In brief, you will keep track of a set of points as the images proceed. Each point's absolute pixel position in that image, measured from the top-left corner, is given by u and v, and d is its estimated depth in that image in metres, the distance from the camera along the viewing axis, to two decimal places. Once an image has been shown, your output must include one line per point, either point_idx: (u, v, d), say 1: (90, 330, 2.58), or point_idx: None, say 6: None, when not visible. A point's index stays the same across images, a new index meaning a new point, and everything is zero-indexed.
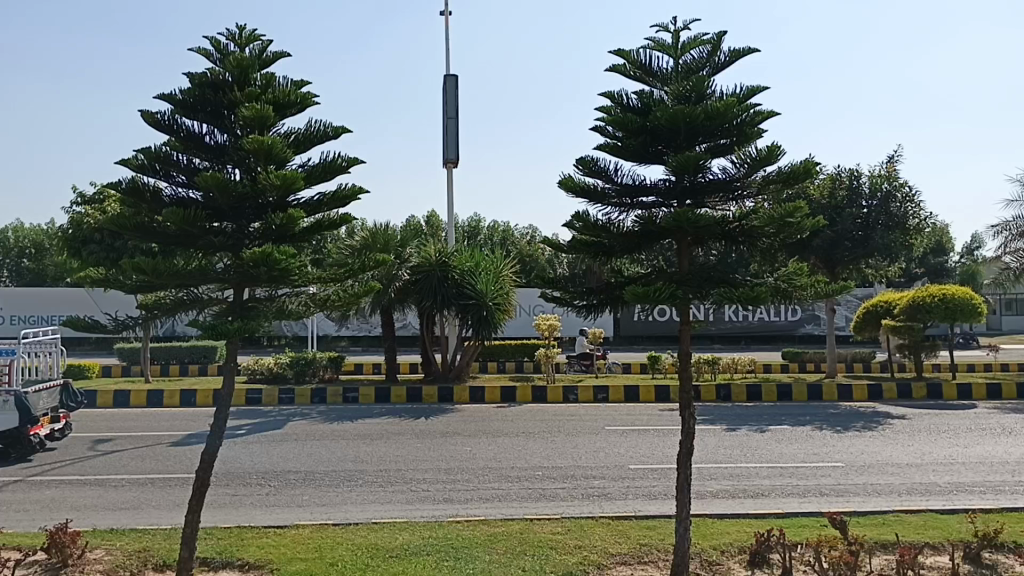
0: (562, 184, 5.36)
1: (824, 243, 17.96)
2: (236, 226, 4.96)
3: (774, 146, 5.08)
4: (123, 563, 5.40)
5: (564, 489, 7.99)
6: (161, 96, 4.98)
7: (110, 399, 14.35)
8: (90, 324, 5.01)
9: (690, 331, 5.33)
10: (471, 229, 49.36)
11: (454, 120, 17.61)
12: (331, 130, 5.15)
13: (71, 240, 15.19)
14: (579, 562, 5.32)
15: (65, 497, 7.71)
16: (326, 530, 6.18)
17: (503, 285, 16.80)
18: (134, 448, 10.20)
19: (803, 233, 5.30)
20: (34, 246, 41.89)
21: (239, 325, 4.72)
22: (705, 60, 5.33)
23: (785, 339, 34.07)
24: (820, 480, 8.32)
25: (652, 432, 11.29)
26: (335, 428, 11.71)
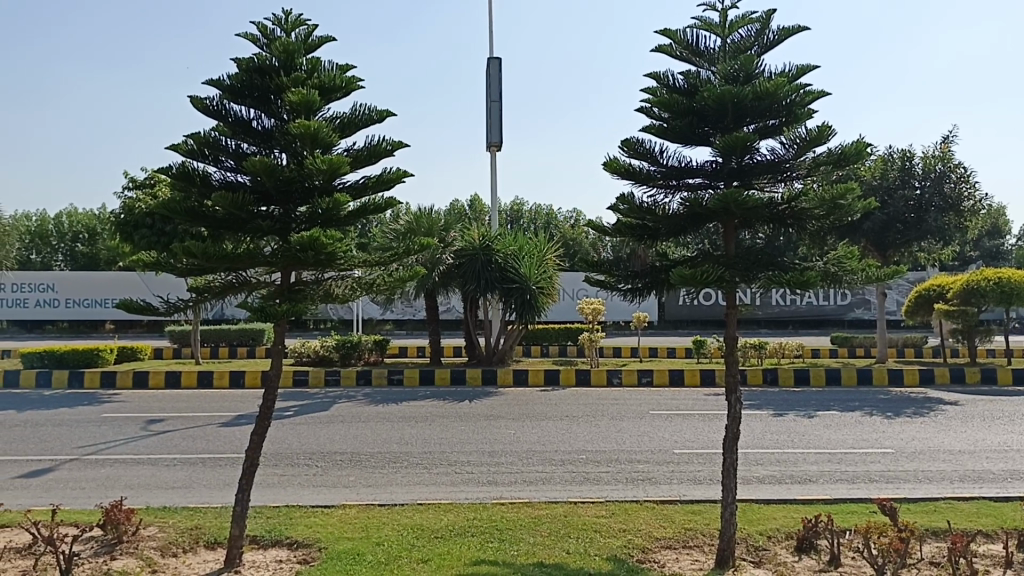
0: (607, 166, 5.33)
1: (875, 227, 17.68)
2: (283, 211, 5.03)
3: (825, 126, 4.99)
4: (175, 541, 5.53)
5: (609, 472, 7.98)
6: (209, 81, 5.04)
7: (161, 380, 14.68)
8: (143, 306, 5.10)
9: (736, 315, 5.26)
10: (514, 212, 49.38)
11: (497, 103, 17.59)
12: (376, 114, 5.17)
13: (124, 225, 15.52)
14: (624, 546, 5.31)
15: (119, 476, 7.91)
16: (372, 510, 6.25)
17: (547, 268, 16.78)
18: (186, 428, 10.43)
19: (854, 216, 5.20)
20: (87, 231, 42.90)
21: (288, 308, 4.79)
22: (754, 39, 5.24)
23: (833, 324, 33.60)
24: (869, 466, 8.21)
25: (696, 416, 11.23)
26: (380, 410, 11.83)
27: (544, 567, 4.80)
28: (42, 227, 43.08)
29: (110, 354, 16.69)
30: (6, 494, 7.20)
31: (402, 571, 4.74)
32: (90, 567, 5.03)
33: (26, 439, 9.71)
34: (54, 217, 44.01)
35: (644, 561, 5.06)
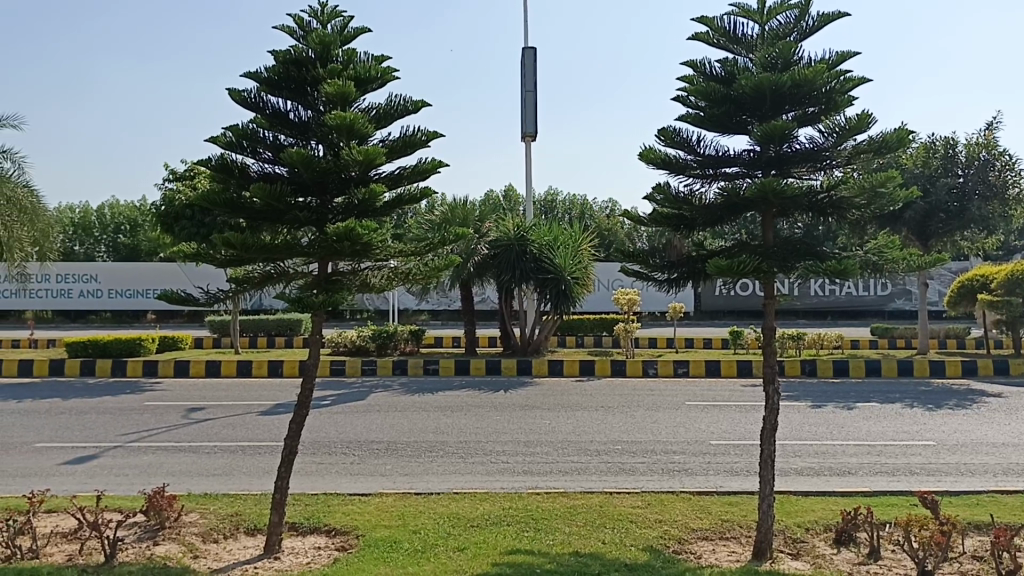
0: (643, 157, 5.30)
1: (917, 216, 17.29)
2: (321, 202, 5.07)
3: (865, 113, 4.91)
4: (216, 527, 5.62)
5: (644, 463, 7.96)
6: (247, 74, 5.08)
7: (202, 369, 14.92)
8: (183, 297, 5.17)
9: (774, 305, 5.20)
10: (549, 202, 49.29)
11: (532, 93, 17.54)
12: (411, 105, 5.19)
13: (164, 216, 15.73)
14: (660, 537, 5.30)
15: (161, 463, 8.06)
16: (408, 499, 6.29)
17: (582, 259, 16.73)
18: (226, 416, 10.58)
19: (896, 205, 5.11)
20: (129, 223, 43.67)
21: (325, 298, 4.83)
22: (793, 25, 5.16)
23: (874, 315, 33.14)
24: (909, 459, 8.09)
25: (733, 408, 11.15)
26: (416, 400, 11.90)
27: (580, 557, 4.81)
28: (85, 219, 43.81)
29: (152, 344, 16.99)
30: (53, 480, 7.37)
31: (438, 559, 4.78)
32: (134, 552, 5.14)
33: (72, 426, 9.92)
34: (97, 209, 44.77)
35: (681, 552, 5.04)
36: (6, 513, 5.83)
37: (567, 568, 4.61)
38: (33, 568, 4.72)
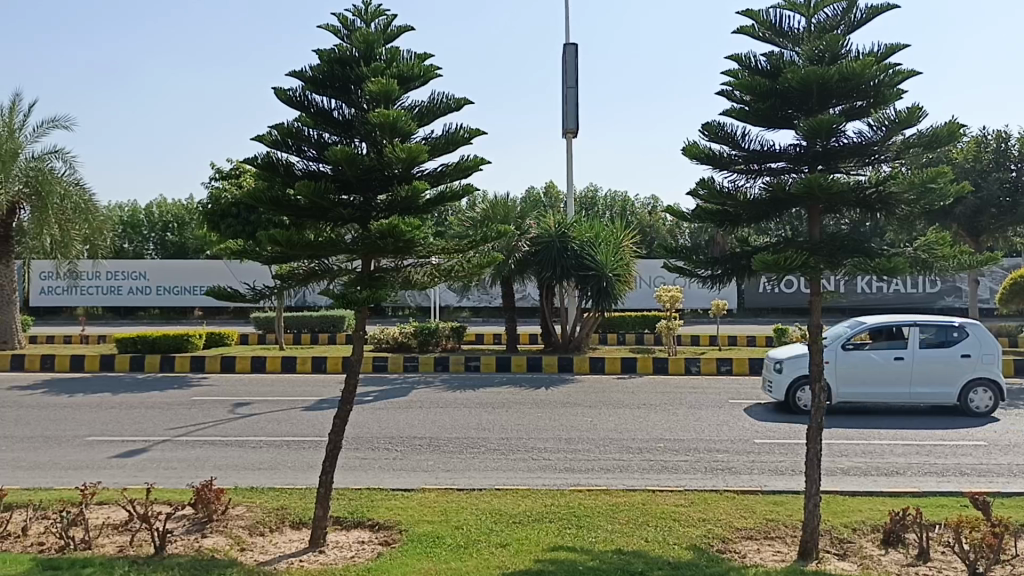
0: (686, 152, 5.25)
1: (967, 211, 16.90)
2: (364, 199, 5.11)
3: (914, 107, 4.81)
4: (262, 520, 5.70)
5: (687, 461, 7.90)
6: (293, 73, 5.14)
7: (247, 364, 15.13)
8: (231, 293, 5.23)
9: (820, 302, 5.13)
10: (590, 199, 49.13)
11: (573, 90, 17.49)
12: (454, 102, 5.21)
13: (211, 215, 15.96)
14: (704, 535, 5.26)
15: (208, 457, 8.17)
16: (450, 495, 6.32)
17: (624, 256, 16.64)
18: (271, 412, 10.71)
19: (947, 200, 5.01)
20: (177, 221, 44.42)
21: (368, 294, 4.87)
22: (840, 18, 5.07)
23: (922, 313, 32.54)
24: (960, 459, 7.92)
25: (778, 406, 11.04)
26: (457, 396, 11.94)
27: (623, 555, 4.79)
28: (134, 216, 44.51)
29: (199, 340, 17.24)
30: (103, 473, 7.53)
31: (482, 555, 4.79)
32: (183, 544, 5.23)
33: (121, 420, 10.11)
34: (144, 206, 45.45)
35: (725, 551, 5.00)
36: (59, 505, 5.96)
37: (611, 565, 4.59)
38: (85, 559, 4.82)
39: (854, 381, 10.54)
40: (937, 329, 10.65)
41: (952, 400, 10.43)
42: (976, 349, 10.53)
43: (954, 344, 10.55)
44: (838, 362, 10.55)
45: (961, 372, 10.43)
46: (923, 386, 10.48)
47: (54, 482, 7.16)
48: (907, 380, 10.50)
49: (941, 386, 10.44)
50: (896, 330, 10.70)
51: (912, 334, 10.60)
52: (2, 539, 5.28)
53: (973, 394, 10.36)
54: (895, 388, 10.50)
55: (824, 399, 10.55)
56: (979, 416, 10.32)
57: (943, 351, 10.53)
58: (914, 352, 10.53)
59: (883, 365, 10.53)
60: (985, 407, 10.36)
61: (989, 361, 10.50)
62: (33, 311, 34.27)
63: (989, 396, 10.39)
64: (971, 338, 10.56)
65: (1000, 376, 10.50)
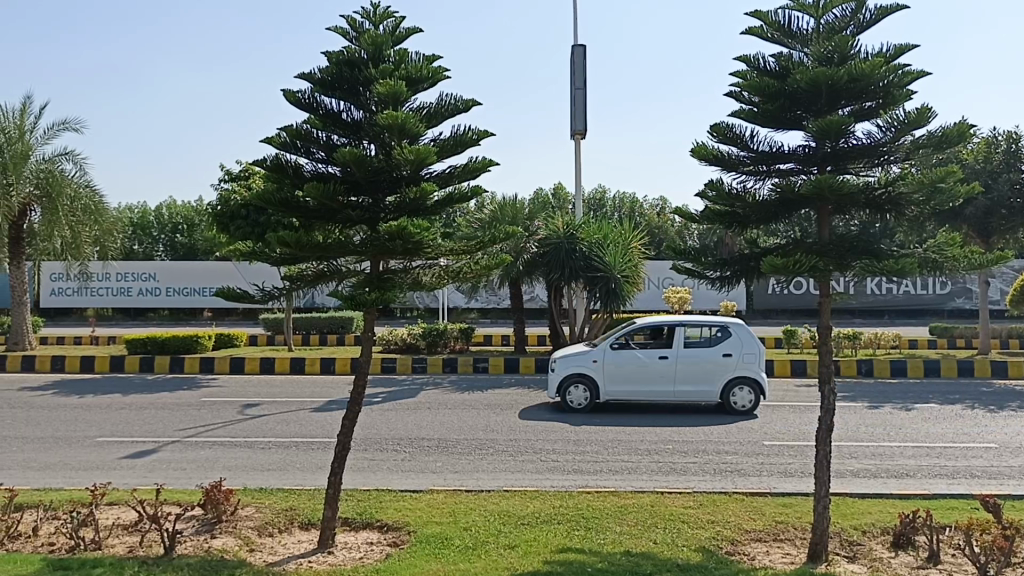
0: (694, 153, 5.25)
1: (977, 212, 16.81)
2: (372, 201, 5.12)
3: (924, 107, 4.79)
4: (272, 521, 5.72)
5: (696, 463, 7.89)
6: (302, 75, 5.15)
7: (256, 365, 15.17)
8: (239, 294, 5.24)
9: (830, 304, 5.11)
10: (598, 201, 49.09)
11: (581, 91, 17.48)
12: (462, 104, 5.22)
13: (220, 216, 16.01)
14: (713, 537, 5.25)
15: (217, 458, 8.20)
16: (459, 496, 6.32)
17: (632, 257, 16.62)
18: (279, 413, 10.73)
19: (956, 201, 4.98)
20: (186, 222, 44.61)
21: (376, 295, 4.88)
22: (850, 18, 5.06)
23: (932, 314, 32.39)
24: (971, 462, 7.89)
25: (787, 407, 11.01)
26: (466, 398, 11.95)
27: (632, 556, 4.79)
28: (144, 218, 44.67)
29: (208, 341, 17.31)
30: (114, 474, 7.56)
31: (490, 556, 4.79)
32: (192, 545, 5.24)
33: (131, 421, 10.16)
34: (154, 208, 45.62)
35: (734, 553, 4.99)
36: (69, 505, 5.99)
37: (620, 567, 4.59)
38: (95, 559, 4.85)
39: (621, 379, 10.85)
40: (700, 329, 10.98)
41: (714, 396, 10.77)
42: (738, 349, 10.88)
43: (717, 343, 10.89)
44: (605, 361, 10.88)
45: (722, 371, 10.78)
46: (686, 384, 10.82)
47: (64, 482, 7.21)
48: (670, 378, 10.83)
49: (702, 383, 10.79)
50: (662, 330, 11.05)
51: (675, 333, 10.95)
52: (13, 538, 5.30)
53: (735, 392, 10.69)
54: (657, 386, 10.82)
55: (594, 397, 10.83)
56: (741, 414, 10.62)
57: (705, 350, 10.86)
58: (678, 352, 10.87)
59: (649, 364, 10.85)
60: (746, 405, 10.70)
61: (749, 360, 10.83)
62: (43, 312, 34.46)
63: (750, 395, 10.72)
64: (733, 339, 10.90)
65: (761, 373, 10.81)
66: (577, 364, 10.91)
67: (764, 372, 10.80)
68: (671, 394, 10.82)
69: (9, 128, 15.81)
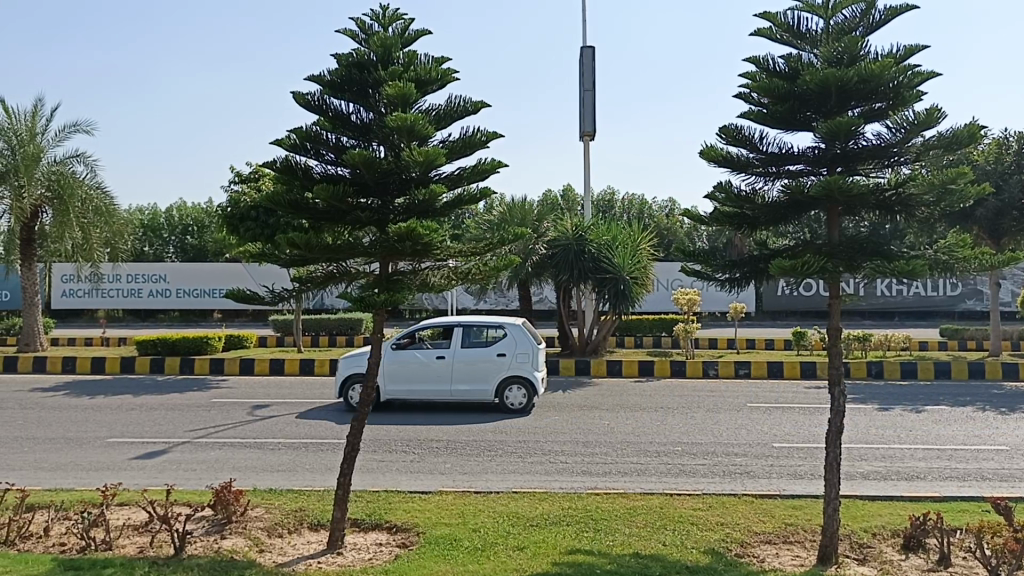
0: (703, 155, 5.24)
1: (988, 214, 16.73)
2: (382, 202, 5.13)
3: (933, 108, 4.78)
4: (281, 521, 5.74)
5: (705, 465, 7.87)
6: (311, 77, 5.17)
7: (266, 366, 15.22)
8: (249, 295, 5.26)
9: (839, 305, 5.10)
10: (607, 202, 49.05)
11: (590, 92, 17.48)
12: (471, 105, 5.23)
13: (230, 218, 16.06)
14: (722, 539, 5.24)
15: (226, 459, 8.23)
16: (468, 497, 6.33)
17: (641, 259, 16.60)
18: (289, 414, 10.77)
19: (966, 202, 4.96)
20: (197, 224, 44.77)
21: (386, 296, 4.89)
22: (859, 19, 5.05)
23: (943, 316, 32.22)
24: (982, 464, 7.85)
25: (797, 409, 10.98)
26: (475, 399, 11.96)
27: (641, 558, 4.78)
28: (155, 220, 44.84)
29: (218, 343, 17.36)
30: (125, 474, 7.60)
31: (499, 557, 4.80)
32: (202, 545, 5.27)
33: (142, 422, 10.20)
34: (165, 210, 45.83)
35: (743, 555, 4.98)
36: (81, 506, 6.03)
37: (628, 569, 4.58)
38: (106, 559, 4.87)
39: (400, 377, 11.00)
40: (481, 329, 11.15)
41: (490, 395, 10.91)
42: (514, 348, 11.00)
43: (493, 343, 11.03)
44: (383, 360, 11.05)
45: (496, 370, 10.91)
46: (463, 384, 10.98)
47: (75, 482, 7.25)
48: (448, 377, 10.99)
49: (478, 382, 10.93)
50: (446, 330, 11.21)
51: (451, 334, 11.13)
52: (25, 538, 5.34)
53: (507, 391, 10.82)
54: (437, 385, 10.98)
55: (376, 397, 11.00)
56: (513, 412, 10.81)
57: (482, 350, 11.01)
58: (456, 351, 11.04)
59: (427, 363, 11.02)
60: (520, 403, 10.85)
61: (523, 359, 10.96)
62: (55, 313, 34.64)
63: (524, 393, 10.86)
64: (509, 339, 11.03)
65: (535, 372, 10.94)
66: (357, 363, 11.04)
67: (539, 370, 10.93)
68: (449, 393, 10.97)
69: (20, 131, 15.90)
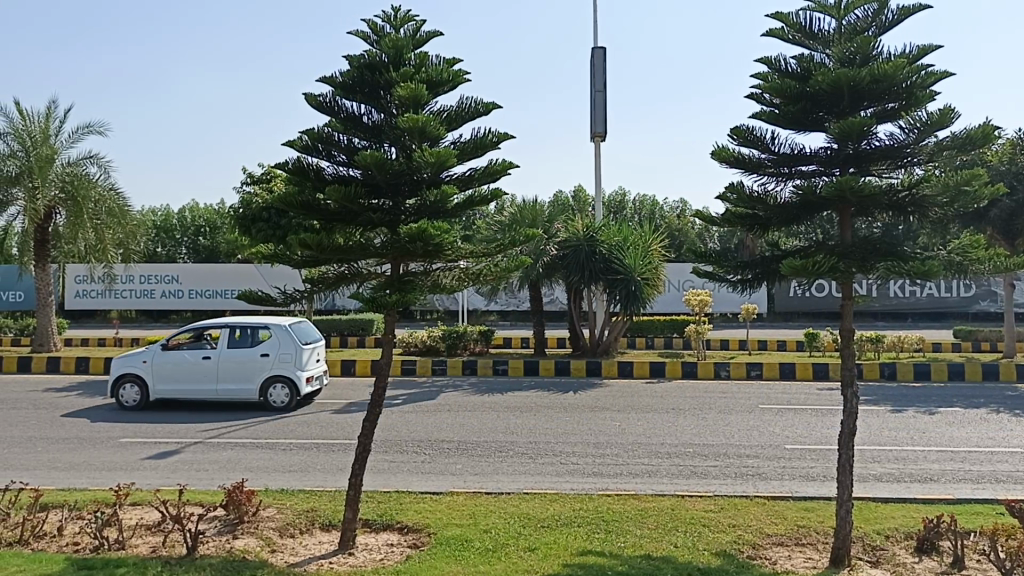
0: (715, 155, 5.23)
1: (1003, 214, 16.62)
2: (393, 203, 5.14)
3: (947, 108, 4.74)
4: (293, 522, 5.75)
5: (716, 466, 7.85)
6: (323, 78, 5.18)
7: None
8: (261, 296, 5.28)
9: (851, 306, 5.07)
10: (618, 203, 48.99)
11: (602, 93, 17.47)
12: (482, 106, 5.23)
13: (242, 219, 16.12)
14: (734, 541, 5.22)
15: (238, 459, 8.27)
16: (478, 498, 6.33)
17: (652, 259, 16.57)
18: (301, 414, 10.81)
19: (980, 202, 4.93)
20: (209, 225, 44.94)
21: (397, 297, 4.89)
22: (872, 19, 5.02)
23: (956, 318, 32.02)
24: (996, 466, 7.79)
25: (809, 411, 10.93)
26: (486, 400, 11.96)
27: (652, 560, 4.78)
28: (167, 221, 45.06)
29: None
30: (137, 474, 7.64)
31: (510, 559, 4.80)
32: (215, 545, 5.29)
33: (155, 422, 10.26)
34: (177, 211, 46.06)
35: (755, 557, 4.96)
36: (94, 505, 6.07)
37: (639, 571, 4.57)
38: (119, 559, 4.90)
39: (169, 378, 11.20)
40: (247, 329, 11.32)
41: (254, 395, 11.16)
42: (278, 349, 11.24)
43: (257, 344, 11.25)
44: (153, 361, 11.23)
45: (257, 370, 11.15)
46: (228, 383, 11.20)
47: (89, 482, 7.30)
48: (213, 377, 11.20)
49: (241, 382, 11.17)
50: (211, 331, 11.38)
51: (222, 335, 11.30)
52: (39, 537, 5.36)
53: (270, 391, 11.11)
54: (201, 385, 11.19)
55: (146, 396, 11.20)
56: (276, 410, 11.09)
57: (247, 350, 11.23)
58: (221, 352, 11.24)
59: (192, 364, 11.21)
60: (283, 402, 11.13)
61: (285, 359, 11.19)
62: (68, 314, 34.85)
63: (286, 392, 11.14)
64: (272, 340, 11.26)
65: (298, 371, 11.19)
66: (129, 364, 11.23)
67: (301, 370, 11.18)
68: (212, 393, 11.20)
69: (34, 132, 15.99)
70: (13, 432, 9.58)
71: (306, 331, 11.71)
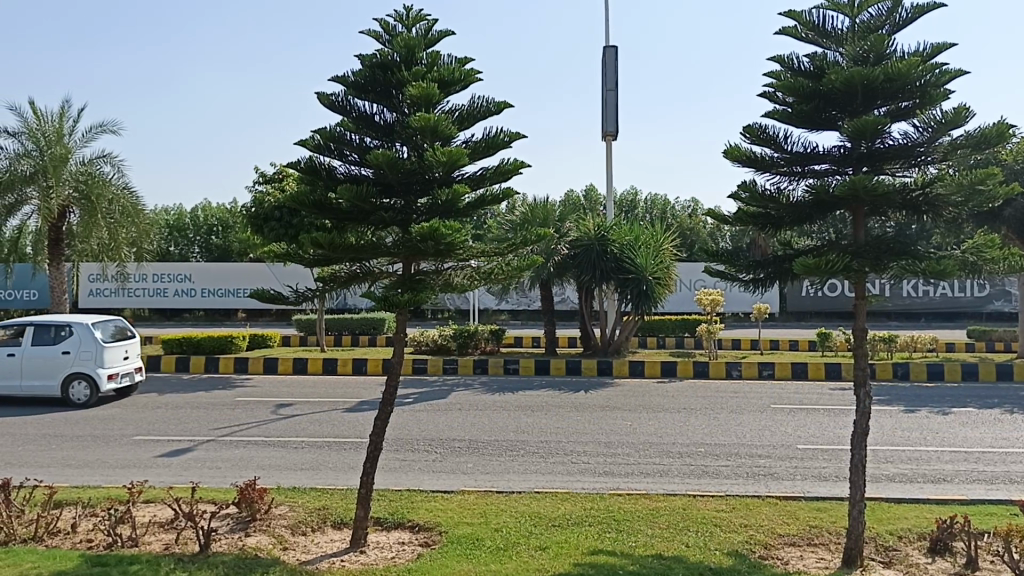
0: (728, 154, 5.22)
1: (1017, 214, 16.51)
2: (405, 202, 5.15)
3: (961, 107, 4.71)
4: (304, 520, 5.77)
5: (728, 466, 7.84)
6: (335, 78, 5.20)
7: (289, 365, 15.31)
8: (274, 295, 5.30)
9: (865, 306, 5.05)
10: (629, 202, 48.94)
11: (613, 92, 17.45)
12: (494, 106, 5.24)
13: (254, 218, 16.19)
14: (746, 541, 5.21)
15: (250, 457, 8.30)
16: (489, 497, 6.33)
17: (663, 259, 16.54)
18: (312, 412, 10.83)
19: (995, 202, 4.89)
20: (221, 224, 45.12)
21: (409, 296, 4.90)
22: (885, 18, 5.00)
23: (970, 318, 31.83)
24: (1010, 467, 7.74)
25: (821, 411, 10.88)
26: (497, 399, 11.97)
27: (663, 559, 4.77)
28: (180, 220, 45.28)
29: (242, 342, 17.49)
30: (150, 472, 7.68)
31: (520, 558, 4.79)
32: (227, 543, 5.31)
33: (167, 420, 10.32)
34: (190, 210, 46.26)
35: (767, 557, 4.94)
36: (108, 502, 6.10)
37: (650, 570, 4.57)
38: (132, 556, 4.92)
39: None
40: (50, 327, 11.42)
41: (55, 391, 11.22)
42: (79, 347, 11.33)
43: (58, 342, 11.35)
44: None
45: (59, 367, 11.23)
46: (31, 380, 11.27)
47: (102, 480, 7.34)
48: (17, 374, 11.28)
49: (43, 379, 11.22)
50: (20, 328, 11.47)
51: (27, 333, 11.40)
52: (52, 534, 5.39)
53: (70, 387, 11.18)
54: (6, 382, 11.27)
55: None
56: (77, 406, 11.18)
57: (48, 347, 11.33)
58: (25, 349, 11.35)
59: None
60: (85, 397, 11.22)
61: (86, 356, 11.27)
62: (82, 313, 35.06)
63: (88, 388, 11.23)
64: (73, 338, 11.33)
65: (100, 367, 11.26)
66: None
67: (102, 367, 11.25)
68: (18, 390, 11.27)
69: (48, 132, 16.07)
70: (28, 430, 9.65)
71: (114, 329, 11.78)
